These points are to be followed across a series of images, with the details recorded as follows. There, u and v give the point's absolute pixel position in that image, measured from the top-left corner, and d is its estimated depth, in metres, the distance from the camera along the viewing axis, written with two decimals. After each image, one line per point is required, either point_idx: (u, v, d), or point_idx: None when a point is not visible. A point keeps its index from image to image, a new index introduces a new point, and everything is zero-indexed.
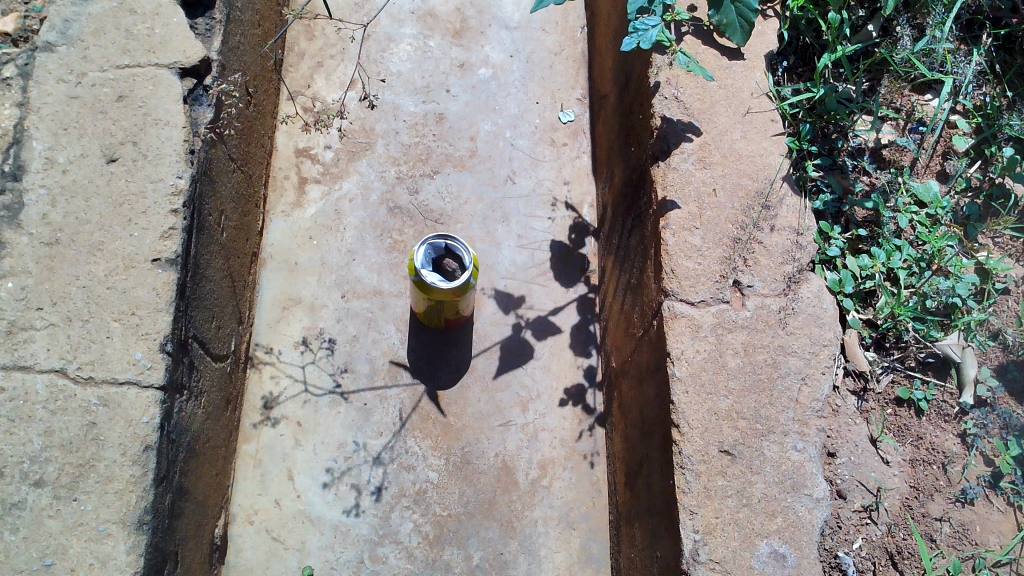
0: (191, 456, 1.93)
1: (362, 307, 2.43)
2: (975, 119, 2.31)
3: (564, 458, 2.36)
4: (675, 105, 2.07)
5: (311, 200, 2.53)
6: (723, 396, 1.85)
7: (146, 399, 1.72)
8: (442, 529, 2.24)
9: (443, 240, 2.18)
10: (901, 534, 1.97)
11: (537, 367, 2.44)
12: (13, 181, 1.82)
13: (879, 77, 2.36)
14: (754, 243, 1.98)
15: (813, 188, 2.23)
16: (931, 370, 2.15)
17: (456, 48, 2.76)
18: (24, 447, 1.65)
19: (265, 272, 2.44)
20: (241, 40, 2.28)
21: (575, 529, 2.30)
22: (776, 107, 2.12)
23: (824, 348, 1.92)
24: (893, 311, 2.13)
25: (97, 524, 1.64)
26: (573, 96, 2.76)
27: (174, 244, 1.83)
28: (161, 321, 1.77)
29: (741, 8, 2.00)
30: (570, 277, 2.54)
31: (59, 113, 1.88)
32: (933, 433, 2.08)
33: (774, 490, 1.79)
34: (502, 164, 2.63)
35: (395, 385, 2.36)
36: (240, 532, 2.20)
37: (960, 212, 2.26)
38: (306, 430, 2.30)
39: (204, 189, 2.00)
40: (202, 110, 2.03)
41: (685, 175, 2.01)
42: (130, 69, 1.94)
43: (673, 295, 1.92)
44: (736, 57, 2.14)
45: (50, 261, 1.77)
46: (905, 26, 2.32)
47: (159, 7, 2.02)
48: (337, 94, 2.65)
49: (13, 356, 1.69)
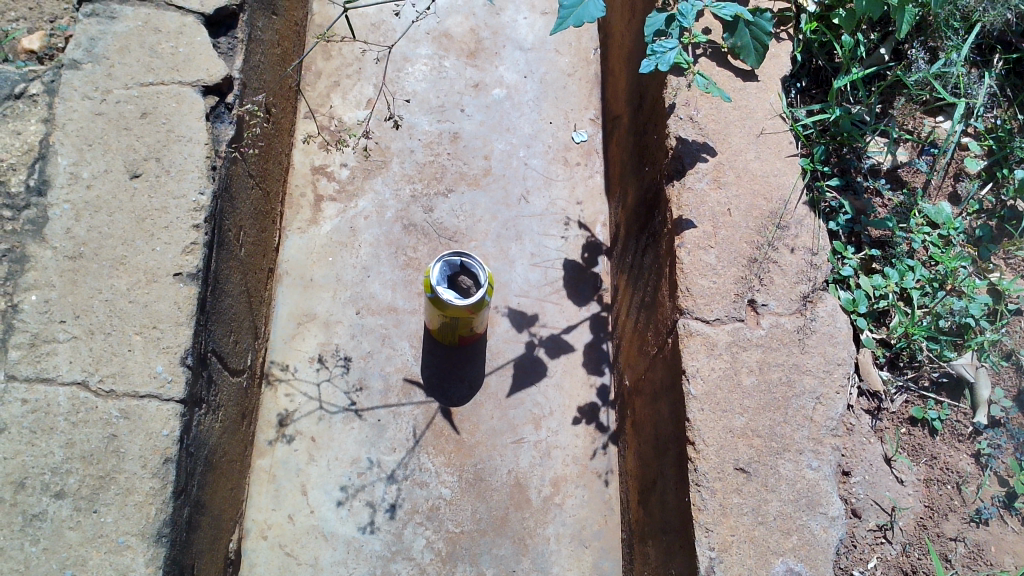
0: (208, 469, 1.94)
1: (376, 323, 2.45)
2: (987, 141, 2.34)
3: (576, 476, 2.36)
4: (690, 126, 2.11)
5: (326, 217, 2.56)
6: (739, 413, 1.86)
7: (167, 412, 1.74)
8: (454, 546, 2.24)
9: (459, 257, 2.20)
10: (916, 554, 1.98)
11: (550, 385, 2.44)
12: (39, 196, 1.85)
13: (892, 99, 2.39)
14: (770, 262, 2.00)
15: (827, 208, 2.26)
16: (944, 390, 2.15)
17: (471, 68, 2.80)
18: (46, 459, 1.66)
19: (281, 287, 2.46)
20: (261, 59, 2.32)
21: (588, 547, 2.30)
22: (790, 127, 2.15)
23: (839, 367, 1.93)
24: (906, 330, 2.14)
25: (116, 537, 1.65)
26: (586, 116, 2.80)
27: (196, 259, 1.86)
28: (182, 334, 1.79)
29: (755, 31, 2.06)
30: (583, 295, 2.57)
31: (84, 129, 1.90)
32: (948, 452, 2.09)
33: (790, 508, 1.80)
34: (515, 183, 2.66)
35: (408, 402, 2.38)
36: (254, 547, 2.20)
37: (973, 233, 2.29)
38: (320, 445, 2.31)
39: (224, 205, 2.03)
40: (224, 127, 2.07)
41: (699, 195, 2.04)
42: (154, 87, 1.98)
43: (689, 312, 1.94)
44: (751, 79, 2.18)
45: (73, 275, 1.79)
46: (919, 49, 2.35)
47: (183, 26, 2.07)
48: (353, 113, 2.69)
49: (36, 368, 1.71)
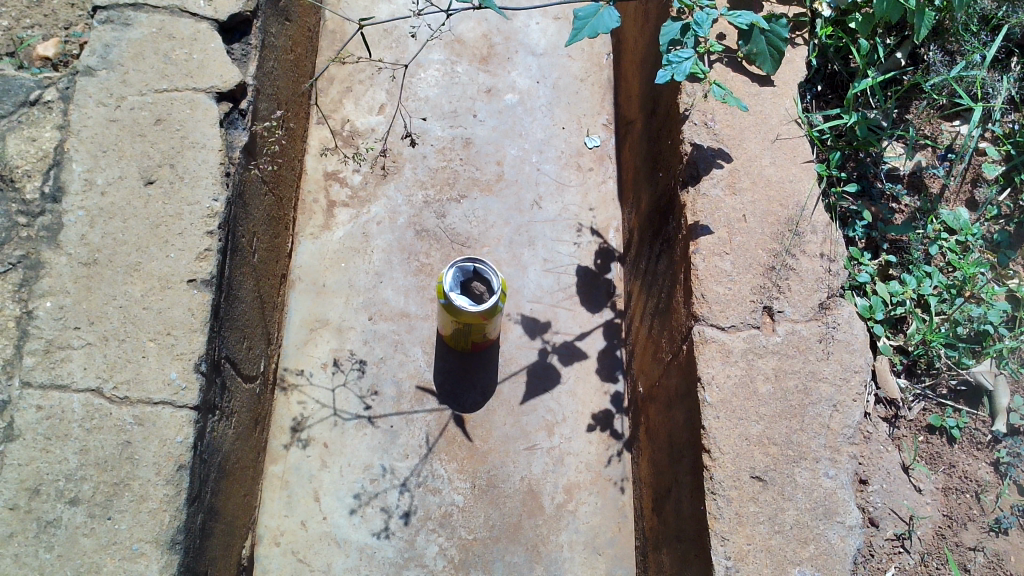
0: (222, 475, 1.94)
1: (388, 329, 2.44)
2: (1005, 146, 2.32)
3: (589, 483, 2.35)
4: (705, 131, 2.10)
5: (338, 223, 2.55)
6: (755, 421, 1.85)
7: (180, 419, 1.73)
8: (467, 553, 2.23)
9: (471, 264, 2.18)
10: (934, 564, 1.98)
11: (563, 392, 2.43)
12: (54, 203, 1.85)
13: (909, 104, 2.38)
14: (787, 270, 1.98)
15: (844, 214, 2.25)
16: (963, 397, 2.14)
17: (483, 74, 2.80)
18: (60, 465, 1.66)
19: (293, 293, 2.46)
20: (274, 64, 2.33)
21: (601, 555, 2.29)
22: (806, 132, 2.14)
23: (856, 374, 1.91)
24: (924, 337, 2.11)
25: (131, 543, 1.64)
26: (599, 121, 2.79)
27: (209, 266, 1.85)
28: (196, 341, 1.79)
29: (771, 37, 2.05)
30: (595, 301, 2.55)
31: (99, 135, 1.91)
32: (966, 461, 2.07)
33: (807, 517, 1.78)
34: (528, 189, 2.66)
35: (420, 409, 2.37)
36: (267, 554, 2.20)
37: (990, 239, 2.27)
38: (332, 452, 2.31)
39: (237, 211, 2.03)
40: (237, 134, 2.07)
41: (713, 202, 2.03)
42: (168, 93, 1.98)
43: (704, 320, 1.93)
44: (766, 84, 2.16)
45: (87, 281, 1.79)
46: (935, 52, 2.36)
47: (197, 33, 2.06)
48: (365, 119, 2.70)
49: (50, 374, 1.71)
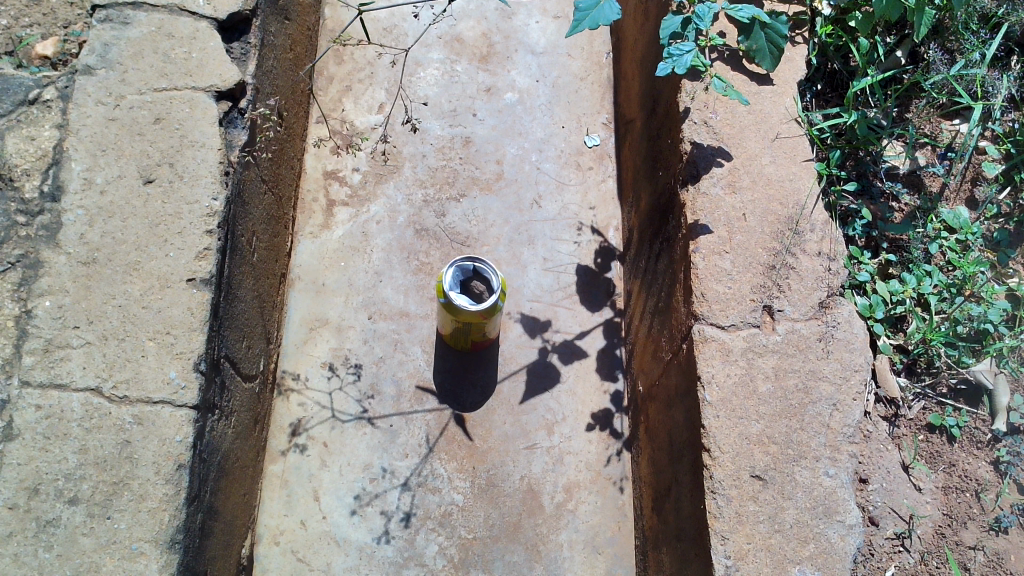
0: (221, 475, 1.94)
1: (388, 328, 2.44)
2: (1004, 145, 2.32)
3: (589, 483, 2.35)
4: (705, 130, 2.10)
5: (338, 222, 2.55)
6: (755, 420, 1.85)
7: (180, 418, 1.73)
8: (467, 552, 2.23)
9: (471, 263, 2.18)
10: (935, 563, 1.98)
11: (562, 391, 2.43)
12: (53, 202, 1.85)
13: (909, 103, 2.37)
14: (787, 269, 1.98)
15: (844, 213, 2.25)
16: (962, 397, 2.13)
17: (482, 73, 2.80)
18: (60, 464, 1.66)
19: (293, 292, 2.46)
20: (274, 63, 2.32)
21: (601, 554, 2.28)
22: (806, 131, 2.13)
23: (856, 373, 1.90)
24: (924, 336, 2.11)
25: (130, 543, 1.64)
26: (598, 120, 2.79)
27: (209, 265, 1.85)
28: (195, 340, 1.79)
29: (771, 34, 2.05)
30: (595, 301, 2.55)
31: (98, 135, 1.90)
32: (966, 460, 2.07)
33: (807, 516, 1.78)
34: (528, 188, 2.65)
35: (420, 408, 2.37)
36: (267, 553, 2.20)
37: (990, 238, 2.27)
38: (332, 451, 2.30)
39: (236, 210, 2.03)
40: (237, 132, 2.07)
41: (713, 201, 2.03)
42: (167, 92, 1.97)
43: (704, 319, 1.92)
44: (765, 83, 2.16)
45: (87, 281, 1.79)
46: (935, 51, 2.36)
47: (196, 32, 2.06)
48: (365, 118, 2.69)
49: (50, 374, 1.71)
